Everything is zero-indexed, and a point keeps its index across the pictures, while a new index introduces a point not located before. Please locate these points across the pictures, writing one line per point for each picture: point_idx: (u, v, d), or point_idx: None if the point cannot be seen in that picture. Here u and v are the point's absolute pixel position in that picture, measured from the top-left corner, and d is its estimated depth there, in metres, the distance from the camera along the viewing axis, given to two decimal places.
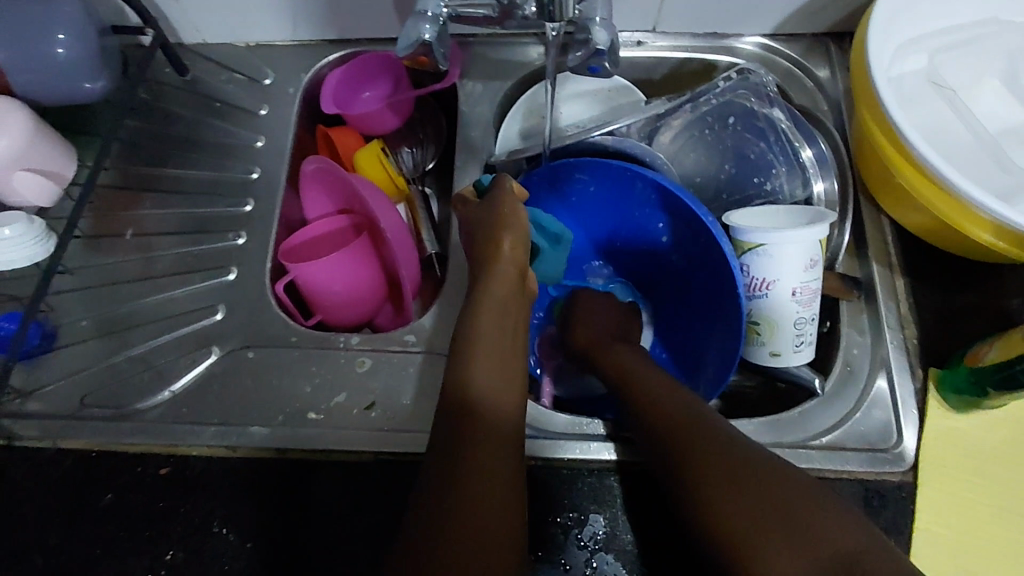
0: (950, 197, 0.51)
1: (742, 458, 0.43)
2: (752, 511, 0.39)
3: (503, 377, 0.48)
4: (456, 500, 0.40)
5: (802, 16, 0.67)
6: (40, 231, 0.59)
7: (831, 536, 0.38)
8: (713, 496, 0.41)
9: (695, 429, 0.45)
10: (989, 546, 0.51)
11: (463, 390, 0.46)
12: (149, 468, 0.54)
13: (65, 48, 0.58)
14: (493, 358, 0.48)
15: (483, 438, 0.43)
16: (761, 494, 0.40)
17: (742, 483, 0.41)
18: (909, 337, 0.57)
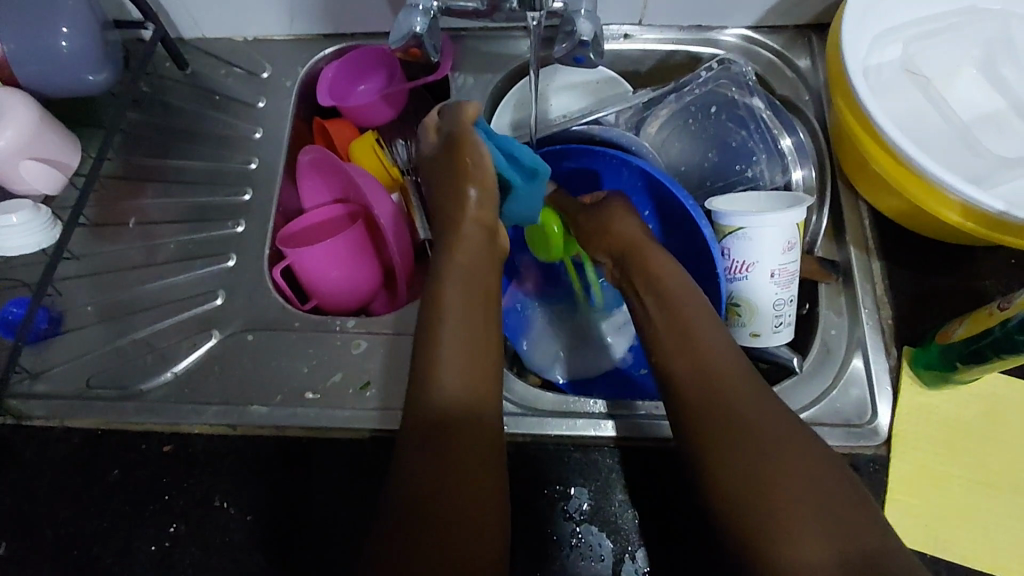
0: (922, 182, 0.54)
1: (778, 425, 0.45)
2: (775, 505, 0.41)
3: (467, 368, 0.49)
4: (431, 509, 0.42)
5: (783, 8, 0.69)
6: (46, 218, 0.61)
7: (855, 538, 0.39)
8: (739, 489, 0.42)
9: (727, 390, 0.47)
10: (960, 516, 0.53)
11: (437, 386, 0.48)
12: (154, 445, 0.56)
13: (68, 41, 0.60)
14: (462, 353, 0.49)
15: (466, 431, 0.46)
16: (784, 488, 0.41)
17: (782, 456, 0.43)
18: (885, 318, 0.59)
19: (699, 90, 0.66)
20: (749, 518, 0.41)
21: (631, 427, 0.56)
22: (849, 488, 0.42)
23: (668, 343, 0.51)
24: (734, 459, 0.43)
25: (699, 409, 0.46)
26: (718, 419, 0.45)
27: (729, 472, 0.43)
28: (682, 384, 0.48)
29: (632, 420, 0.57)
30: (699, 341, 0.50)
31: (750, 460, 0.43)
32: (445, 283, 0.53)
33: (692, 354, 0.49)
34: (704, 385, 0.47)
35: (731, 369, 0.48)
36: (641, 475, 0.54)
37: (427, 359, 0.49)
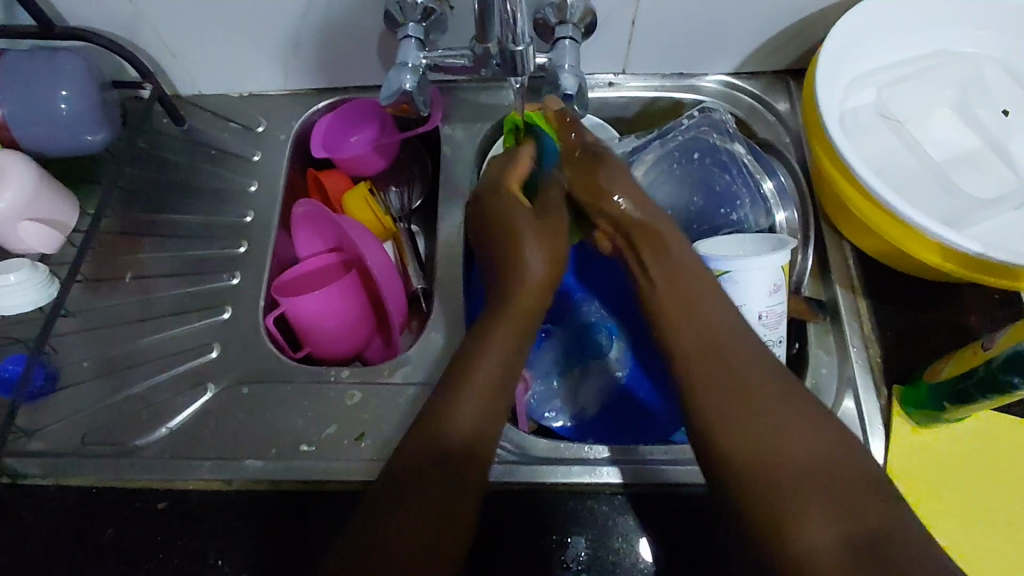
0: (901, 225, 0.55)
1: (788, 416, 0.47)
2: (779, 511, 0.43)
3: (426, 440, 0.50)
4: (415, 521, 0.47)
5: (760, 55, 0.71)
6: (44, 276, 0.62)
7: (870, 518, 0.42)
8: (762, 507, 0.44)
9: (740, 385, 0.49)
10: (1012, 552, 0.53)
11: (412, 468, 0.49)
12: (149, 502, 0.56)
13: (67, 103, 0.62)
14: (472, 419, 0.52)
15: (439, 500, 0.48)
16: (800, 494, 0.43)
17: (783, 444, 0.46)
18: (873, 356, 0.60)
19: (682, 137, 0.68)
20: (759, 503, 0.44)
21: (649, 473, 0.56)
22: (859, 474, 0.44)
23: (686, 343, 0.53)
24: (751, 446, 0.46)
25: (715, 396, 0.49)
26: (737, 418, 0.48)
27: (752, 457, 0.46)
28: (700, 379, 0.50)
29: (646, 466, 0.56)
30: (718, 346, 0.52)
31: (755, 450, 0.46)
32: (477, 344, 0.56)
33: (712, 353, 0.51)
34: (723, 387, 0.49)
35: (747, 365, 0.50)
36: (664, 521, 0.54)
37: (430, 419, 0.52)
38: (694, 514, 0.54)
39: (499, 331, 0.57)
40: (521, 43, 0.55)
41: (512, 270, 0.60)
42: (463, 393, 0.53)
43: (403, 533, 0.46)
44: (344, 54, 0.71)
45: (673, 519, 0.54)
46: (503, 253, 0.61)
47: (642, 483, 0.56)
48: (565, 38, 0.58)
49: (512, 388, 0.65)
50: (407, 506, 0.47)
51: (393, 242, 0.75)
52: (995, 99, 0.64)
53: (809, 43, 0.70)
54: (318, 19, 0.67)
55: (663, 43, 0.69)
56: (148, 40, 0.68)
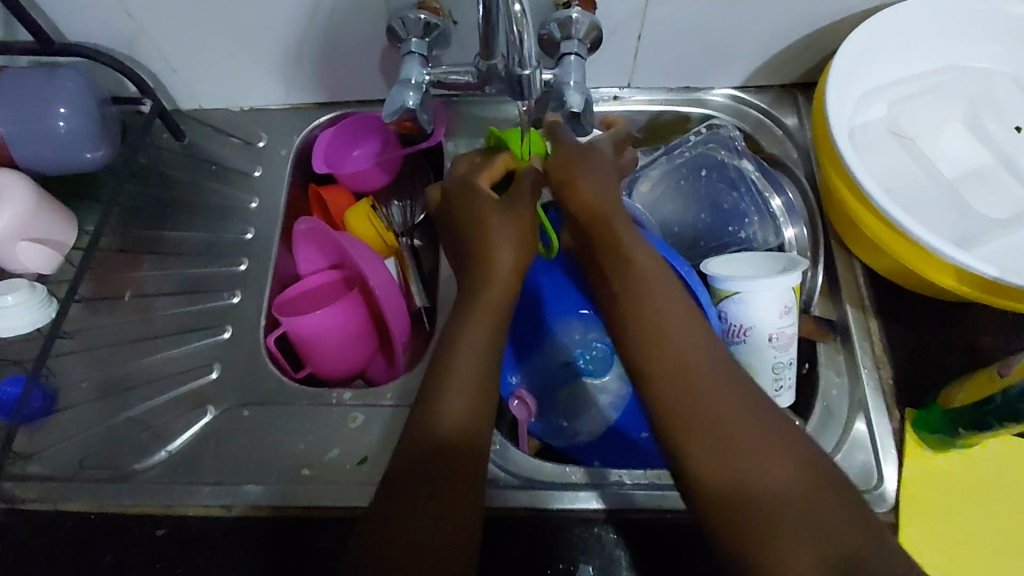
0: (913, 246, 0.54)
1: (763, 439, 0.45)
2: (753, 534, 0.42)
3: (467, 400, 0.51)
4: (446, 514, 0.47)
5: (768, 69, 0.70)
6: (42, 297, 0.61)
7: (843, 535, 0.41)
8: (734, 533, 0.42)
9: (706, 413, 0.46)
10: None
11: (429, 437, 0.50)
12: (147, 528, 0.55)
13: (66, 121, 0.61)
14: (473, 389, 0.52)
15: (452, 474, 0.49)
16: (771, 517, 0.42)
17: (754, 472, 0.43)
18: (885, 378, 0.59)
19: (688, 154, 0.67)
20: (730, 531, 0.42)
21: (634, 498, 0.55)
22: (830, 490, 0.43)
23: (647, 361, 0.50)
24: (723, 474, 0.44)
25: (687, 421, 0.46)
26: (713, 442, 0.45)
27: (718, 484, 0.44)
28: (671, 407, 0.47)
29: (628, 492, 0.56)
30: (688, 371, 0.48)
31: (722, 476, 0.44)
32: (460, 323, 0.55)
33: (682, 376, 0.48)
34: (693, 413, 0.46)
35: (706, 384, 0.47)
36: (652, 548, 0.53)
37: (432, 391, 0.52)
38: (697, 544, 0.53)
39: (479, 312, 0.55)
40: (527, 67, 0.52)
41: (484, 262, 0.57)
42: (453, 371, 0.52)
43: (421, 519, 0.46)
44: (346, 69, 0.71)
45: (660, 547, 0.53)
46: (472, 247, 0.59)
47: (624, 509, 0.55)
48: (570, 54, 0.58)
49: (517, 413, 0.66)
50: (434, 501, 0.47)
51: (396, 259, 0.74)
52: (1006, 115, 0.63)
53: (817, 57, 0.69)
54: (320, 33, 0.66)
55: (669, 57, 0.68)
56: (148, 55, 0.68)
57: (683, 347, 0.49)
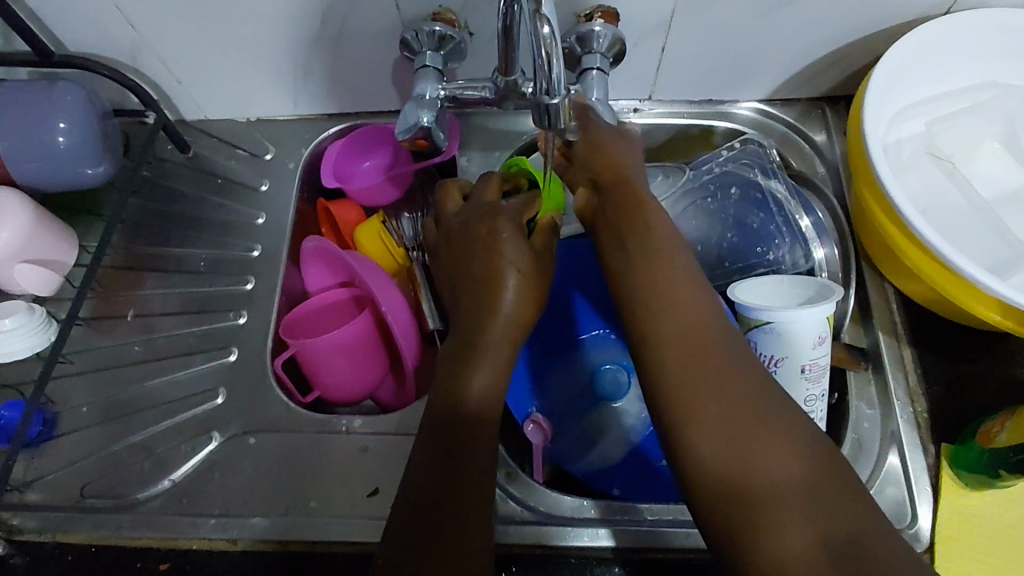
0: (955, 277, 0.51)
1: (767, 429, 0.42)
2: (758, 523, 0.40)
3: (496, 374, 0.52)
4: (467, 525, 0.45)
5: (796, 83, 0.67)
6: (42, 319, 0.59)
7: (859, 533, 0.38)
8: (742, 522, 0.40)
9: (723, 394, 0.44)
10: None
11: (455, 411, 0.50)
12: (150, 563, 0.53)
13: (66, 136, 0.59)
14: (495, 375, 0.52)
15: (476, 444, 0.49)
16: (780, 506, 0.40)
17: (751, 462, 0.41)
18: (919, 411, 0.56)
19: (718, 168, 0.65)
20: (722, 521, 0.41)
21: (651, 536, 0.53)
22: (833, 480, 0.40)
23: (659, 332, 0.48)
24: (723, 460, 0.42)
25: (687, 404, 0.44)
26: (713, 429, 0.43)
27: (719, 472, 0.42)
28: (671, 390, 0.45)
29: (645, 529, 0.53)
30: (698, 353, 0.46)
31: (718, 461, 0.42)
32: (472, 318, 0.54)
33: (684, 357, 0.46)
34: (693, 393, 0.45)
35: (726, 365, 0.45)
36: None
37: (457, 372, 0.52)
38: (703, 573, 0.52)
39: (504, 294, 0.54)
40: (555, 95, 0.48)
41: (491, 269, 0.55)
42: (482, 355, 0.52)
43: (419, 515, 0.45)
44: (357, 80, 0.68)
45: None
46: (480, 255, 0.56)
47: (646, 548, 0.53)
48: (592, 69, 0.55)
49: (530, 437, 0.63)
50: (439, 504, 0.46)
51: (406, 277, 0.71)
52: None
53: (848, 70, 0.66)
54: (330, 44, 0.63)
55: (693, 70, 0.66)
56: (151, 65, 0.65)
57: (691, 328, 0.48)
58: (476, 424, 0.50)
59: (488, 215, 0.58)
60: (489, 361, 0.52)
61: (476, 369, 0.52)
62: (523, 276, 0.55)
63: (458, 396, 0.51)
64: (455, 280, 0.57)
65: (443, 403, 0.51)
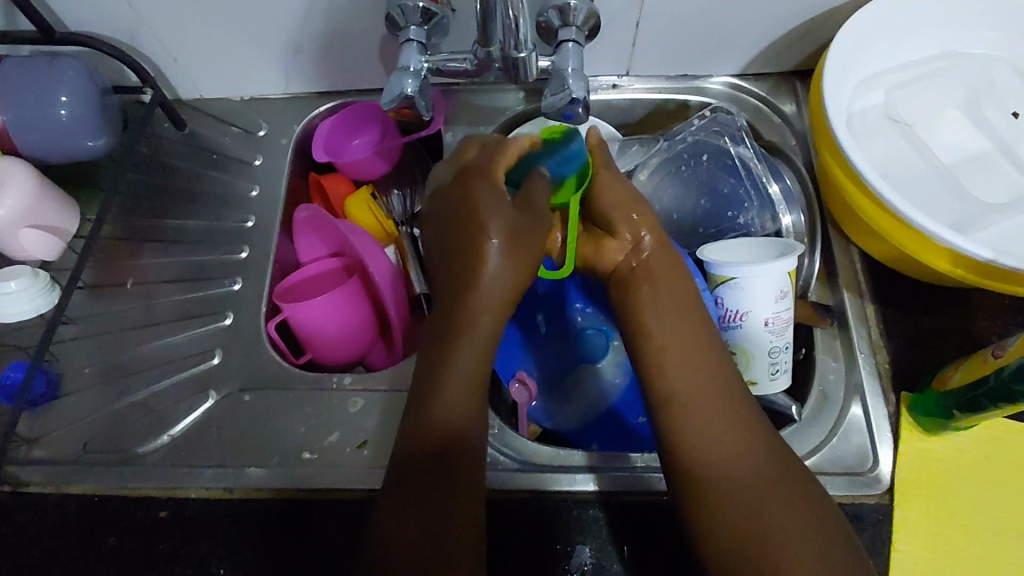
0: (909, 230, 0.54)
1: (762, 460, 0.48)
2: (744, 527, 0.45)
3: (468, 390, 0.52)
4: (458, 514, 0.47)
5: (766, 57, 0.70)
6: (45, 283, 0.62)
7: (828, 541, 0.44)
8: (728, 525, 0.45)
9: (721, 414, 0.50)
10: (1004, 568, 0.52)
11: (427, 424, 0.50)
12: (150, 511, 0.55)
13: (67, 109, 0.62)
14: (471, 378, 0.53)
15: (460, 456, 0.50)
16: (763, 517, 0.45)
17: (729, 470, 0.48)
18: (881, 362, 0.59)
19: (690, 138, 0.68)
20: (710, 522, 0.46)
21: (633, 481, 0.56)
22: (808, 491, 0.47)
23: (665, 356, 0.53)
24: (716, 462, 0.48)
25: (683, 407, 0.51)
26: (701, 438, 0.49)
27: (712, 471, 0.48)
28: (680, 407, 0.51)
29: (625, 474, 0.56)
30: (697, 360, 0.52)
31: (716, 471, 0.48)
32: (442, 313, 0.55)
33: (683, 363, 0.52)
34: (691, 395, 0.51)
35: (722, 390, 0.51)
36: (642, 530, 0.53)
37: (436, 376, 0.52)
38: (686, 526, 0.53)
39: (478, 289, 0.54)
40: (523, 49, 0.55)
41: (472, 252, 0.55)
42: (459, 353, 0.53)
43: (414, 513, 0.47)
44: (345, 59, 0.71)
45: (647, 530, 0.53)
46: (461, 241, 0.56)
47: (624, 491, 0.55)
48: (568, 41, 0.58)
49: (517, 398, 0.66)
50: (444, 499, 0.48)
51: (396, 247, 0.73)
52: (1005, 100, 0.63)
53: (816, 43, 0.69)
54: (319, 22, 0.66)
55: (667, 45, 0.68)
56: (149, 44, 0.68)
57: (691, 341, 0.53)
58: (452, 442, 0.50)
59: (485, 174, 0.57)
60: (460, 374, 0.52)
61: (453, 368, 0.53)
62: (508, 247, 0.54)
63: (433, 401, 0.51)
64: (446, 256, 0.57)
65: (413, 434, 0.50)
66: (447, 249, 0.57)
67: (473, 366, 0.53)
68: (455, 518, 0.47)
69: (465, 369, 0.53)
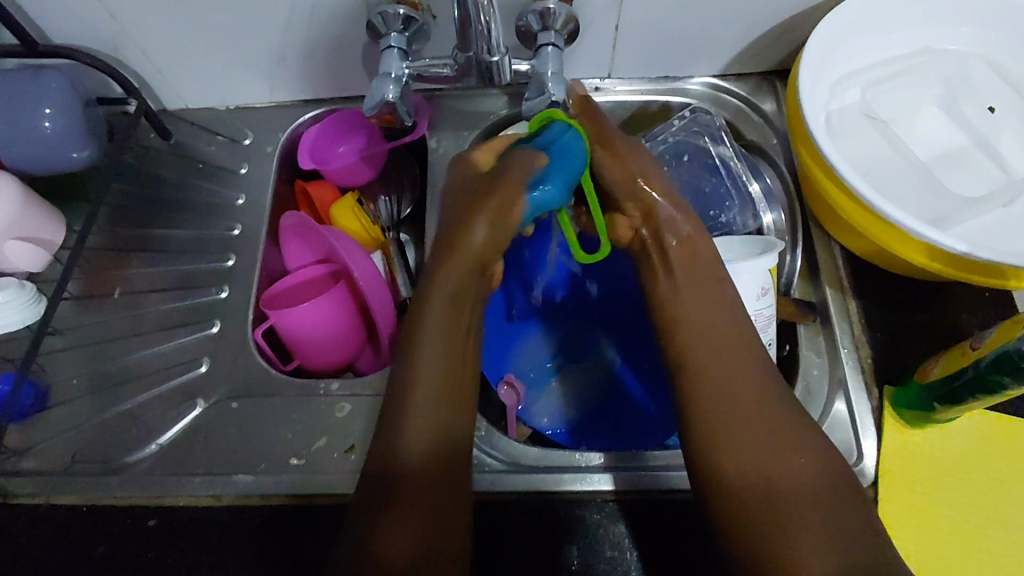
0: (886, 226, 0.54)
1: (787, 439, 0.48)
2: (769, 506, 0.45)
3: (431, 429, 0.51)
4: (443, 513, 0.48)
5: (746, 57, 0.71)
6: (32, 294, 0.62)
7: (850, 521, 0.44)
8: (751, 504, 0.46)
9: (746, 391, 0.50)
10: (987, 559, 0.52)
11: (387, 460, 0.49)
12: (138, 519, 0.55)
13: (51, 122, 0.62)
14: (434, 407, 0.52)
15: (442, 485, 0.49)
16: (791, 497, 0.45)
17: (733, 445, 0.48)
18: (864, 357, 0.59)
19: (671, 139, 0.68)
20: (732, 500, 0.46)
21: (628, 480, 0.56)
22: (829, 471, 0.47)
23: (691, 334, 0.53)
24: (741, 440, 0.48)
25: (706, 379, 0.51)
26: (718, 411, 0.49)
27: (734, 451, 0.48)
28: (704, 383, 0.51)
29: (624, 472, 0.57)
30: (725, 335, 0.53)
31: (742, 446, 0.48)
32: (424, 363, 0.53)
33: (706, 334, 0.53)
34: (714, 367, 0.51)
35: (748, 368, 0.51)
36: (641, 526, 0.53)
37: (395, 412, 0.52)
38: (677, 526, 0.53)
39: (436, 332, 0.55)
40: (496, 54, 0.56)
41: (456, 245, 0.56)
42: (415, 395, 0.52)
43: (401, 519, 0.47)
44: (328, 67, 0.71)
45: (638, 529, 0.53)
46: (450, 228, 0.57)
47: (624, 490, 0.56)
48: (548, 45, 0.58)
49: (505, 400, 0.65)
50: (430, 501, 0.48)
51: (382, 252, 0.75)
52: (982, 95, 0.63)
53: (794, 43, 0.69)
54: (301, 31, 0.67)
55: (647, 47, 0.69)
56: (132, 56, 0.68)
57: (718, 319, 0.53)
58: (443, 462, 0.50)
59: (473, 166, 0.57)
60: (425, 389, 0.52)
61: (410, 412, 0.51)
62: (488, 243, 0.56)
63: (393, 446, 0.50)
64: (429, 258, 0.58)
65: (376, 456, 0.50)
66: (456, 216, 0.56)
67: (440, 395, 0.53)
68: (441, 521, 0.47)
69: (422, 394, 0.52)
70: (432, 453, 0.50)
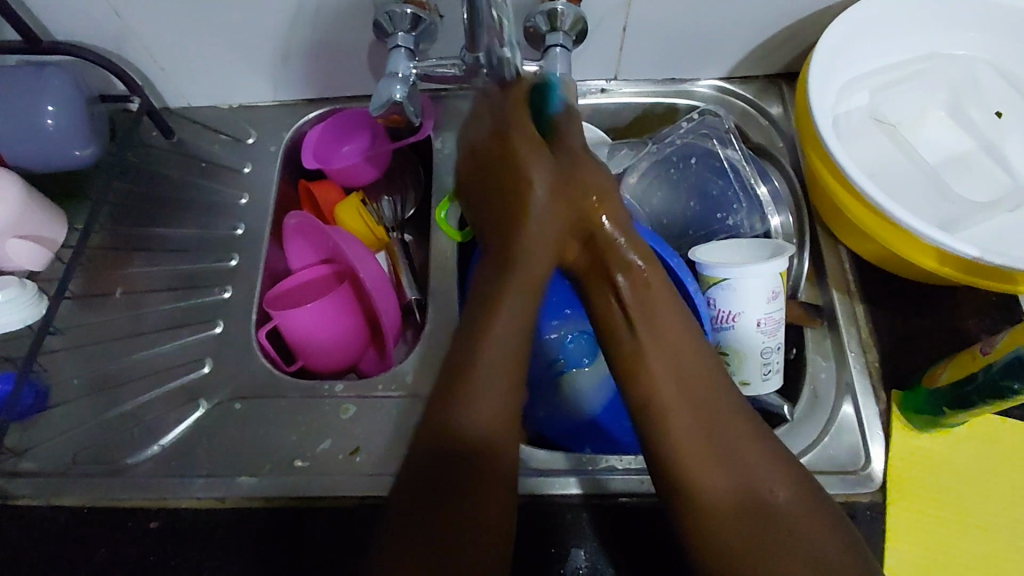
0: (896, 230, 0.54)
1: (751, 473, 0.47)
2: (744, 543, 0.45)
3: (502, 400, 0.51)
4: (456, 508, 0.47)
5: (752, 61, 0.71)
6: (34, 293, 0.61)
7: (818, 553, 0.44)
8: (722, 542, 0.45)
9: (709, 422, 0.49)
10: (990, 562, 0.52)
11: (454, 442, 0.49)
12: (140, 522, 0.55)
13: (54, 119, 0.61)
14: (499, 377, 0.52)
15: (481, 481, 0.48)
16: (761, 534, 0.45)
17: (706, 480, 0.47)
18: (872, 361, 0.59)
19: (679, 141, 0.68)
20: (706, 536, 0.46)
21: (599, 483, 0.55)
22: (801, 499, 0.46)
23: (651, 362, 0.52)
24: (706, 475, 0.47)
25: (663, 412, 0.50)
26: (687, 445, 0.48)
27: (700, 489, 0.47)
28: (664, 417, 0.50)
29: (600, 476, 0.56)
30: (680, 360, 0.52)
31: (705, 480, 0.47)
32: (487, 353, 0.52)
33: (665, 361, 0.52)
34: (673, 399, 0.50)
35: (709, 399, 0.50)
36: (651, 528, 0.53)
37: (455, 394, 0.51)
38: None
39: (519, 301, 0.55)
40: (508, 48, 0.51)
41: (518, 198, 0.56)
42: (485, 349, 0.53)
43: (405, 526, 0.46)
44: (333, 66, 0.71)
45: (638, 535, 0.53)
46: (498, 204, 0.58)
47: (600, 494, 0.55)
48: (556, 46, 0.58)
49: None
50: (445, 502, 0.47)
51: (386, 253, 0.74)
52: (988, 100, 0.64)
53: (800, 47, 0.69)
54: (306, 31, 0.66)
55: (654, 49, 0.69)
56: (135, 53, 0.68)
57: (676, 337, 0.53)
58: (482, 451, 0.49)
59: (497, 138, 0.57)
60: (493, 374, 0.52)
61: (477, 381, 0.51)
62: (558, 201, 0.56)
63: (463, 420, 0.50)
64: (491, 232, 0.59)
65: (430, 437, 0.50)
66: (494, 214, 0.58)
67: (508, 369, 0.52)
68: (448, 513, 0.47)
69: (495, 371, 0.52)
70: (495, 429, 0.50)
